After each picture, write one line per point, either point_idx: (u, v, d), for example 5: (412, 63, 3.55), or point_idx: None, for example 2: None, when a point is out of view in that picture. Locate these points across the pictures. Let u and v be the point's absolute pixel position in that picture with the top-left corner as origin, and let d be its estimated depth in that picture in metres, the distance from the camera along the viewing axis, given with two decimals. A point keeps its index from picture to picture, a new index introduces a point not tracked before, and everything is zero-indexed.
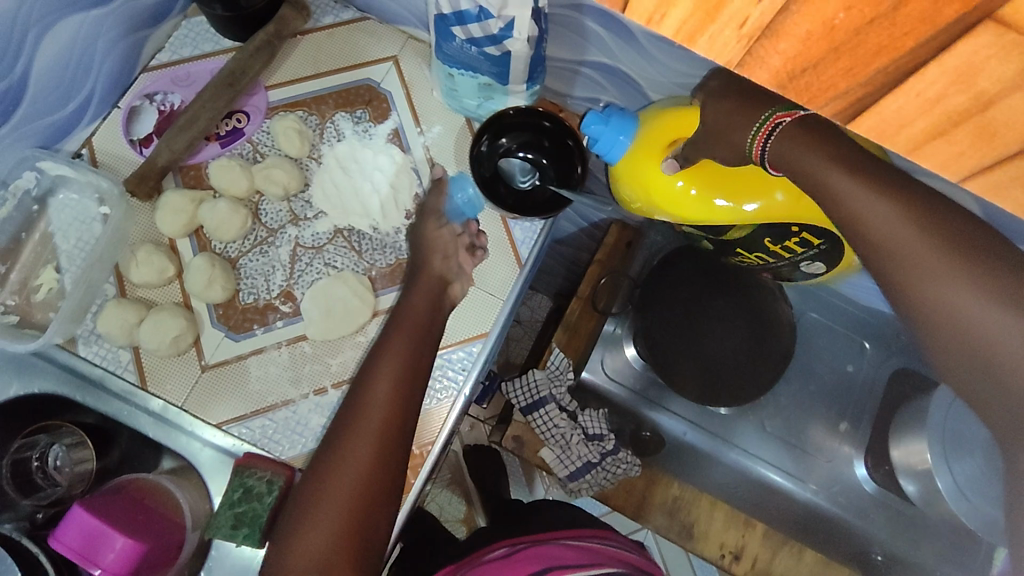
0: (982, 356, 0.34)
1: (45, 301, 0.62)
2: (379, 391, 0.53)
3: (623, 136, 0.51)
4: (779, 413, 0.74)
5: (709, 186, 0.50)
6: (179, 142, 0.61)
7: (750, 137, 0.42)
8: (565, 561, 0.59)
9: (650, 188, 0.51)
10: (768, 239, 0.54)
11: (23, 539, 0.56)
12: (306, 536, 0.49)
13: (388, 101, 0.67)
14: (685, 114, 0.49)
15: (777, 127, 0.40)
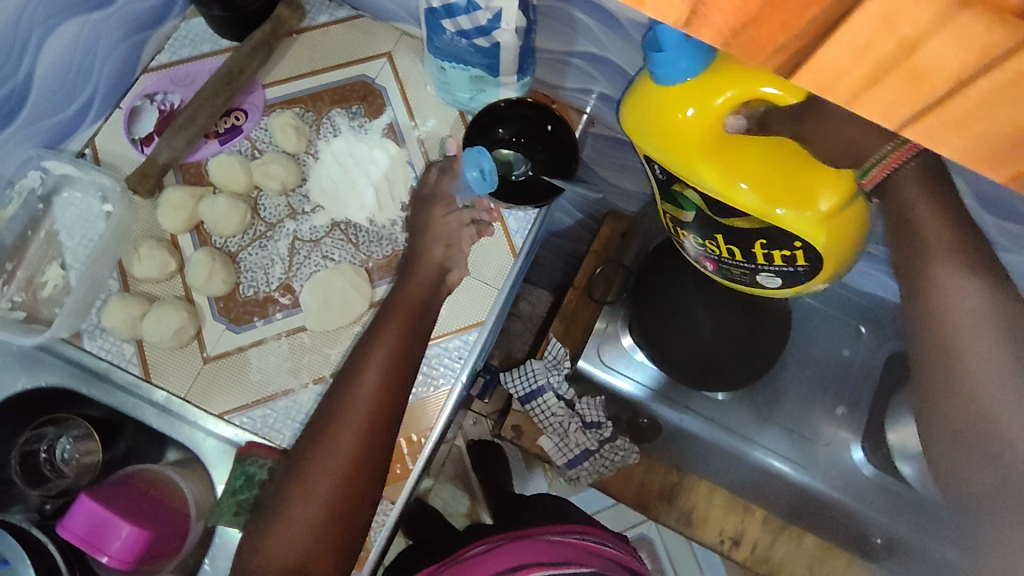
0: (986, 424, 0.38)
1: (50, 297, 0.63)
2: (365, 377, 0.55)
3: (697, 56, 0.38)
4: (776, 398, 0.74)
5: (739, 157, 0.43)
6: (179, 141, 0.63)
7: (886, 146, 0.34)
8: (538, 559, 0.61)
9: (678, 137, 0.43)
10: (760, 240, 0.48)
11: (32, 528, 0.58)
12: (288, 523, 0.51)
13: (382, 96, 0.69)
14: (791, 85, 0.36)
15: (904, 159, 0.35)
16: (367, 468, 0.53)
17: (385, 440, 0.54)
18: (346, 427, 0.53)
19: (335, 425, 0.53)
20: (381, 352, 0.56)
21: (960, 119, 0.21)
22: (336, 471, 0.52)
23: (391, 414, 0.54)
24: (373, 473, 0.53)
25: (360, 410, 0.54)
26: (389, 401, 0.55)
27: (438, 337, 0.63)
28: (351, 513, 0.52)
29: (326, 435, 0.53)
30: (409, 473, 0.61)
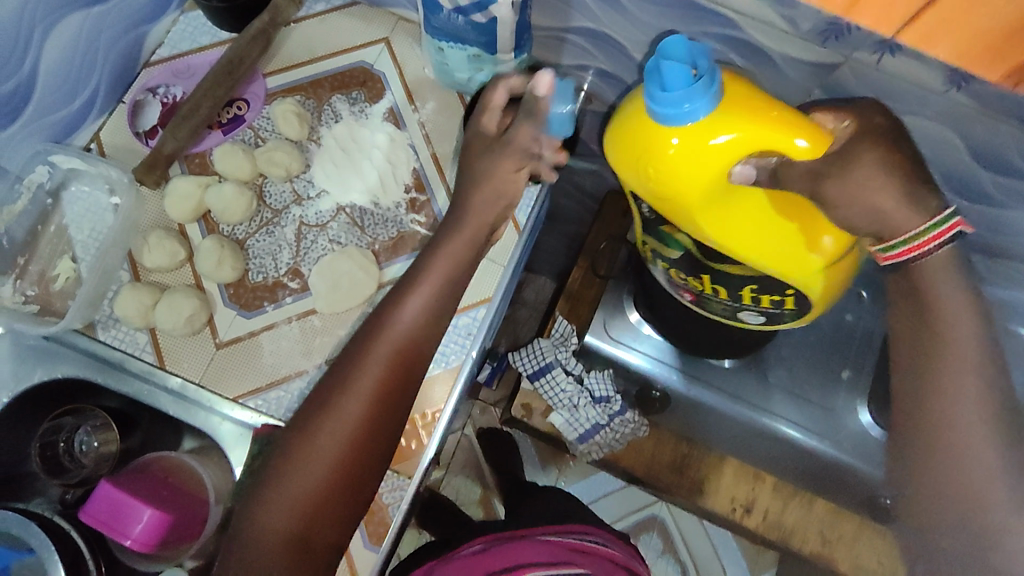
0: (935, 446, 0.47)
1: (63, 290, 0.63)
2: (377, 345, 0.55)
3: (705, 101, 0.43)
4: (783, 365, 0.75)
5: (737, 207, 0.49)
6: (183, 130, 0.64)
7: (930, 223, 0.42)
8: (532, 559, 0.63)
9: (688, 170, 0.47)
10: (751, 286, 0.56)
11: (55, 517, 0.60)
12: (290, 486, 0.52)
13: (382, 81, 0.69)
14: (807, 134, 0.43)
15: (931, 243, 0.43)
16: (373, 436, 0.54)
17: (393, 411, 0.55)
18: (356, 394, 0.54)
19: (342, 392, 0.54)
20: (394, 320, 0.55)
21: (933, 23, 0.40)
22: (342, 437, 0.53)
23: (402, 384, 0.55)
24: (378, 444, 0.54)
25: (370, 379, 0.54)
26: (401, 371, 0.55)
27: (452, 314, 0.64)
28: (353, 480, 0.53)
29: (332, 401, 0.53)
30: (425, 448, 0.62)
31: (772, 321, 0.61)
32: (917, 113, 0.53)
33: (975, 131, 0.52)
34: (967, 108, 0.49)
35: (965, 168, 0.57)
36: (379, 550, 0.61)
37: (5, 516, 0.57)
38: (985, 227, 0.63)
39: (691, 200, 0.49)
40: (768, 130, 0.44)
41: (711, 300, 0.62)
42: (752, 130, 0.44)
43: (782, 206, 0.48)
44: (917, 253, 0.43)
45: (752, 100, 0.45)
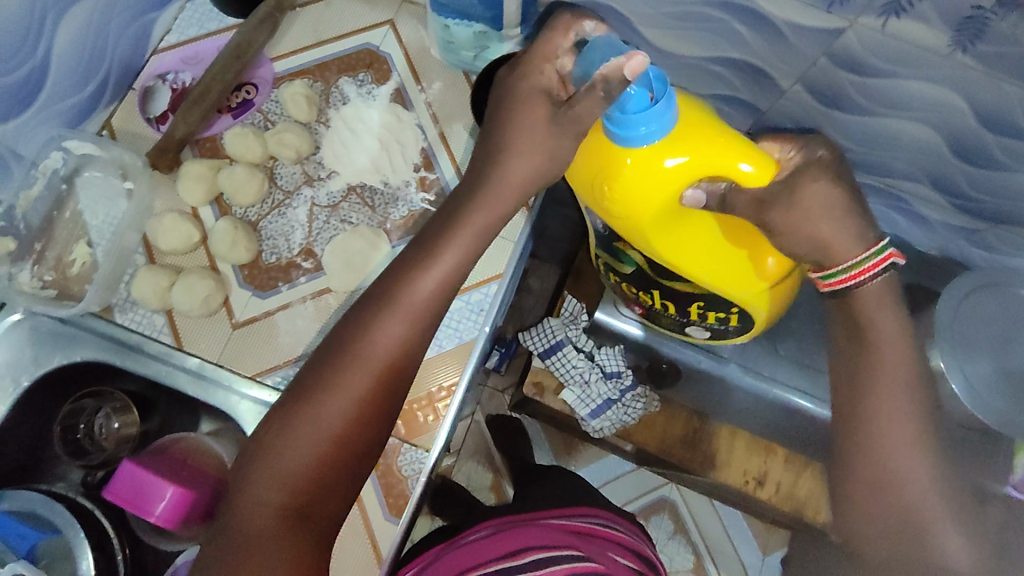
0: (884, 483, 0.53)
1: (79, 274, 0.64)
2: (385, 316, 0.53)
3: (663, 122, 0.44)
4: (792, 336, 0.72)
5: (686, 229, 0.52)
6: (194, 115, 0.64)
7: (872, 252, 0.48)
8: (530, 542, 0.62)
9: (642, 191, 0.47)
10: (699, 301, 0.61)
11: (79, 498, 0.61)
12: (286, 459, 0.50)
13: (388, 63, 0.70)
14: (756, 161, 0.45)
15: (871, 269, 0.49)
16: (372, 422, 0.52)
17: (394, 394, 0.53)
18: (357, 377, 0.52)
19: (346, 362, 0.52)
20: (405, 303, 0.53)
21: None
22: (338, 421, 0.51)
23: (408, 360, 0.54)
24: (378, 419, 0.53)
25: (375, 351, 0.52)
26: (403, 357, 0.53)
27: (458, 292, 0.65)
28: (345, 465, 0.52)
29: (335, 372, 0.52)
30: (440, 420, 0.64)
31: (718, 333, 0.67)
32: (924, 77, 0.52)
33: (981, 94, 0.51)
34: (974, 71, 0.49)
35: (971, 133, 0.56)
36: (399, 521, 0.63)
37: (32, 497, 0.58)
38: (994, 194, 0.62)
39: (645, 224, 0.50)
40: (722, 158, 0.45)
41: (661, 311, 0.67)
42: (708, 154, 0.45)
43: (727, 229, 0.52)
44: (857, 279, 0.49)
45: (704, 125, 0.46)
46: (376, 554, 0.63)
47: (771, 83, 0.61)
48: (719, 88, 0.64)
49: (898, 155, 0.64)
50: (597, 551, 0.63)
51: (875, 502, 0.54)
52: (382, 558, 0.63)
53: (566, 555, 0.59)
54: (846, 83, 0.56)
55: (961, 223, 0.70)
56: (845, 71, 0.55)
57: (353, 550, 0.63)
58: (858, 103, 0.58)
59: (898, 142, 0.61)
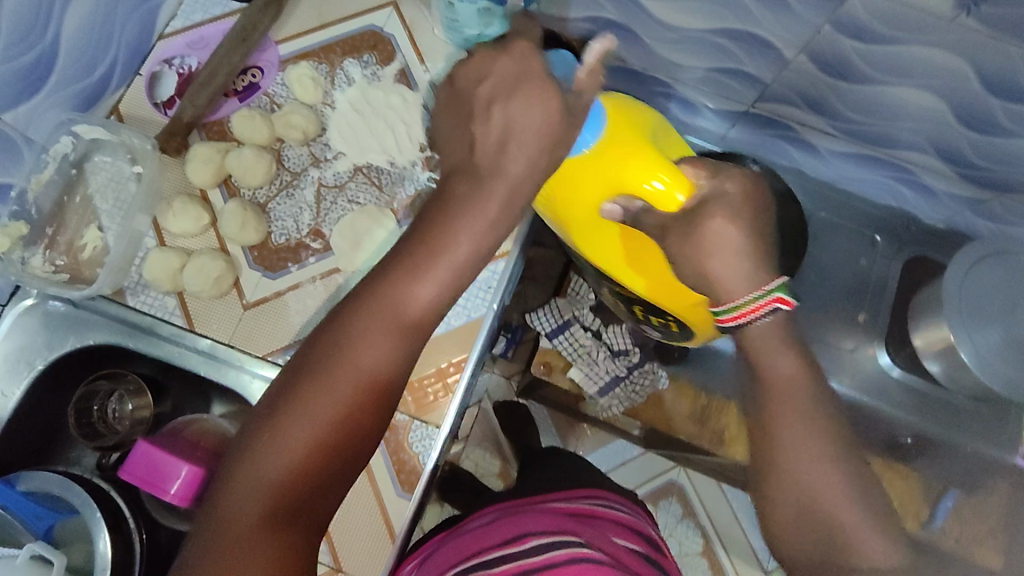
0: (808, 498, 0.47)
1: (91, 259, 0.65)
2: (397, 283, 0.43)
3: (597, 128, 0.46)
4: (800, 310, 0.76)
5: (604, 236, 0.52)
6: (201, 97, 0.65)
7: (752, 293, 0.47)
8: (535, 528, 0.52)
9: (570, 195, 0.49)
10: (636, 307, 0.60)
11: (95, 478, 0.62)
12: (269, 457, 0.39)
13: (392, 44, 0.70)
14: (673, 191, 0.45)
15: (759, 312, 0.47)
16: (367, 424, 0.42)
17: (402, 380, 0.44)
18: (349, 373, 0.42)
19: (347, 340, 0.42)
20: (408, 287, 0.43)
21: None
22: (329, 424, 0.40)
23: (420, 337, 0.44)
24: (383, 411, 0.43)
25: (383, 326, 0.42)
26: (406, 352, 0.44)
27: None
28: (330, 481, 0.41)
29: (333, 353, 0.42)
30: (451, 398, 0.64)
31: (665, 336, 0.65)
32: (930, 43, 0.52)
33: (986, 58, 0.51)
34: (978, 34, 0.49)
35: (976, 98, 0.56)
36: (411, 496, 0.63)
37: (50, 478, 0.59)
38: (1000, 161, 0.62)
39: (576, 221, 0.51)
40: (643, 181, 0.45)
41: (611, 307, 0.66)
42: (629, 170, 0.46)
43: (641, 250, 0.52)
44: (741, 320, 0.48)
45: (639, 146, 0.46)
46: (389, 530, 0.63)
47: (776, 54, 0.60)
48: (724, 61, 0.65)
49: (903, 124, 0.63)
50: (600, 537, 0.52)
51: (795, 515, 0.48)
52: (395, 534, 0.63)
53: (571, 539, 0.49)
54: (850, 51, 0.56)
55: (968, 194, 0.69)
56: (849, 39, 0.55)
57: (365, 528, 0.63)
58: (864, 71, 0.58)
59: (904, 111, 0.61)
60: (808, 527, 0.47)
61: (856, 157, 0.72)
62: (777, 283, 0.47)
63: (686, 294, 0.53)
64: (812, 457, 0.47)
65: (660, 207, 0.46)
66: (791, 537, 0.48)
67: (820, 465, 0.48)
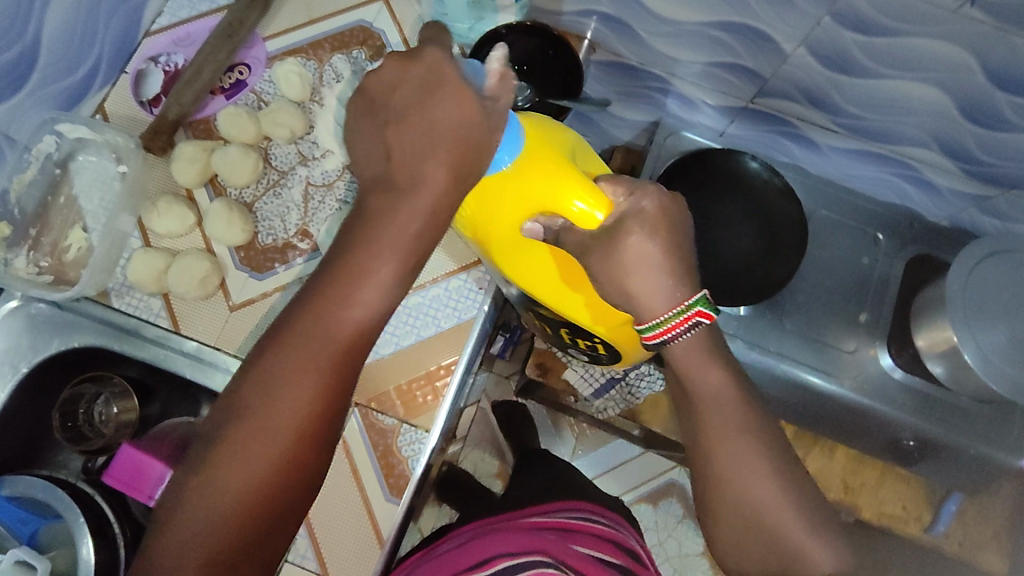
0: (753, 515, 0.46)
1: (75, 260, 0.64)
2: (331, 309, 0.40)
3: (508, 146, 0.42)
4: (799, 311, 0.73)
5: (528, 260, 0.48)
6: (187, 95, 0.64)
7: (674, 310, 0.43)
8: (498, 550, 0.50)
9: (490, 213, 0.45)
10: (564, 330, 0.54)
11: (80, 483, 0.60)
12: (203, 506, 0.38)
13: (382, 40, 0.69)
14: (591, 207, 0.42)
15: (683, 329, 0.44)
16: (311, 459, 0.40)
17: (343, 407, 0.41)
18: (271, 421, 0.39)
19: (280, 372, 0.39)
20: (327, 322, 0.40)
21: None
22: (257, 476, 0.38)
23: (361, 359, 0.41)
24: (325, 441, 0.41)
25: (318, 354, 0.40)
26: (335, 388, 0.41)
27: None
28: (271, 529, 0.40)
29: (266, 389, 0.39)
30: (441, 403, 0.63)
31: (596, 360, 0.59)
32: (934, 34, 0.50)
33: (991, 50, 0.49)
34: (983, 25, 0.47)
35: (981, 91, 0.54)
36: (399, 501, 0.62)
37: (33, 483, 0.57)
38: (1006, 156, 0.60)
39: (495, 239, 0.47)
40: (558, 196, 0.42)
41: (540, 332, 0.60)
42: (546, 189, 0.42)
43: (568, 272, 0.47)
44: (665, 338, 0.45)
45: (556, 161, 0.43)
46: (378, 536, 0.62)
47: (774, 48, 0.59)
48: (722, 55, 0.63)
49: (905, 119, 0.61)
50: (572, 552, 0.51)
51: (745, 532, 0.47)
52: (383, 540, 0.62)
53: (537, 561, 0.47)
54: (850, 43, 0.54)
55: (974, 190, 0.67)
56: (849, 31, 0.53)
57: (352, 534, 0.62)
58: (865, 65, 0.56)
59: (907, 105, 0.59)
60: (767, 542, 0.46)
61: (857, 153, 0.70)
62: (695, 296, 0.43)
63: (610, 316, 0.49)
64: (762, 470, 0.46)
65: (579, 223, 0.43)
66: (746, 550, 0.48)
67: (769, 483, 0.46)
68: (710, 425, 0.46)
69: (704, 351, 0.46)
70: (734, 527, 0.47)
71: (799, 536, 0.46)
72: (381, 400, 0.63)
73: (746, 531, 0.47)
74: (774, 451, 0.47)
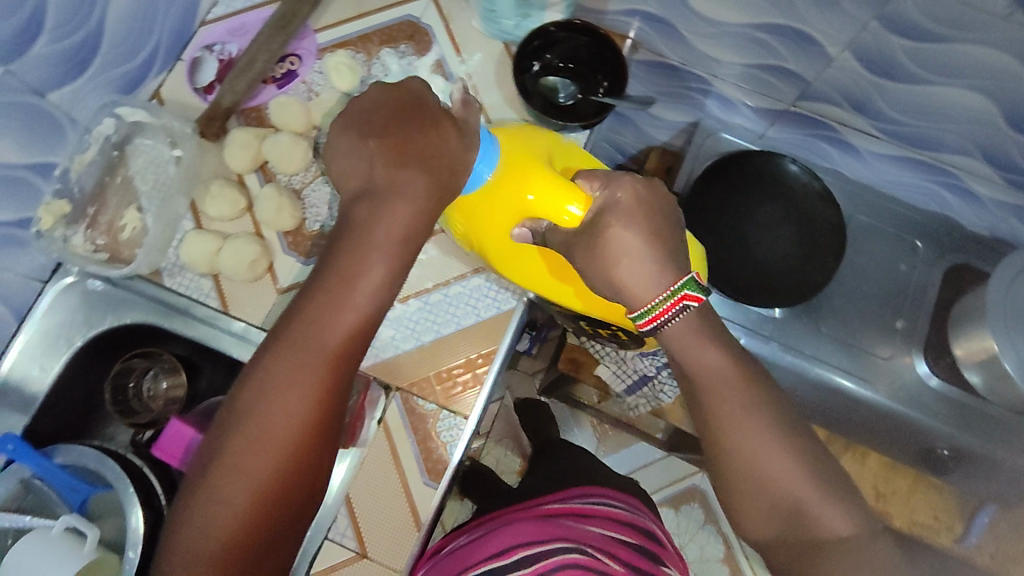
0: (774, 492, 0.46)
1: (130, 239, 0.66)
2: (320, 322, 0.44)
3: (484, 161, 0.44)
4: (836, 316, 0.74)
5: (535, 262, 0.50)
6: (240, 84, 0.65)
7: (660, 295, 0.44)
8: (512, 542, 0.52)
9: (485, 223, 0.48)
10: (583, 320, 0.56)
11: (129, 454, 0.61)
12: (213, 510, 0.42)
13: (429, 35, 0.70)
14: (571, 206, 0.44)
15: (671, 313, 0.45)
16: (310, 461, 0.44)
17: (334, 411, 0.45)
18: (279, 426, 0.43)
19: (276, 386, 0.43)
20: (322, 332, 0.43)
21: None
22: (260, 481, 0.42)
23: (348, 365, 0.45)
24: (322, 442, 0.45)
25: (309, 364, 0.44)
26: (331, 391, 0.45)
27: (407, 297, 0.65)
28: (284, 524, 0.44)
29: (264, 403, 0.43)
30: (479, 391, 0.65)
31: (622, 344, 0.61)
32: (985, 42, 0.50)
33: None
34: None
35: None
36: (437, 485, 0.64)
37: (86, 452, 0.59)
38: None
39: (497, 245, 0.49)
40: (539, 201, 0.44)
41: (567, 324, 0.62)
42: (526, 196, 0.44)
43: (557, 267, 0.50)
44: (658, 323, 0.45)
45: (534, 165, 0.44)
46: (414, 518, 0.64)
47: (817, 50, 0.59)
48: (765, 57, 0.63)
49: (947, 126, 0.61)
50: (597, 538, 0.52)
51: (765, 510, 0.46)
52: (420, 522, 0.64)
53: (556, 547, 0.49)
54: (897, 48, 0.55)
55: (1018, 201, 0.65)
56: (896, 36, 0.53)
57: (387, 517, 0.64)
58: (911, 70, 0.57)
59: (950, 112, 0.59)
60: (788, 518, 0.46)
61: (898, 159, 0.69)
62: (683, 280, 0.44)
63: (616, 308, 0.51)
64: (774, 445, 0.45)
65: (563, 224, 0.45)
66: (770, 530, 0.47)
67: (782, 455, 0.45)
68: (714, 404, 0.46)
69: (697, 334, 0.46)
70: (759, 507, 0.46)
71: (827, 509, 0.45)
72: (421, 385, 0.65)
73: (770, 511, 0.46)
74: (794, 429, 0.47)
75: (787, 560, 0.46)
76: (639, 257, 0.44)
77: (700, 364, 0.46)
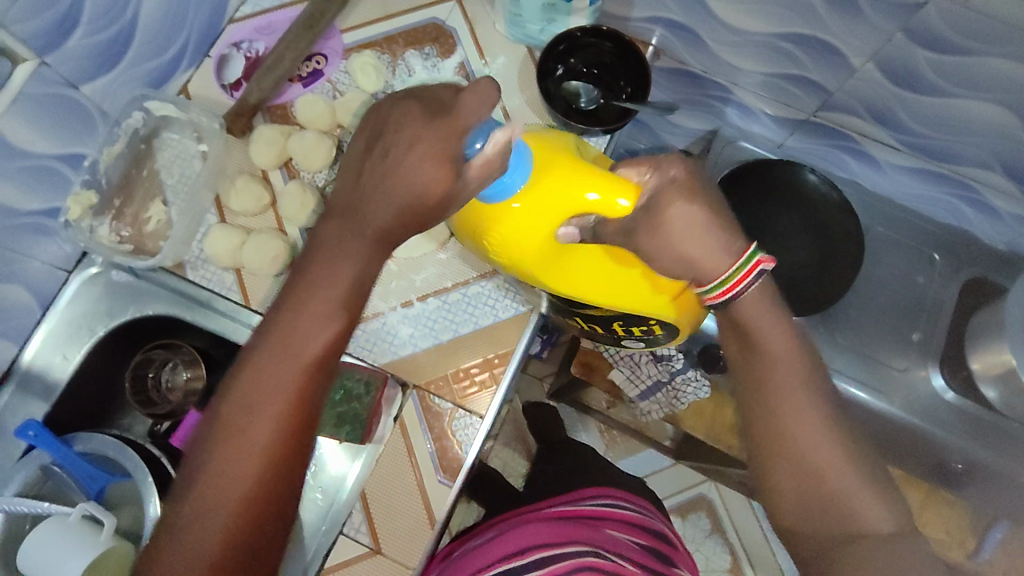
0: (814, 474, 0.46)
1: (154, 231, 0.67)
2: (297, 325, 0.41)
3: (518, 170, 0.43)
4: (852, 327, 0.75)
5: (579, 265, 0.49)
6: (267, 81, 0.66)
7: (734, 265, 0.45)
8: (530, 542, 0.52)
9: (522, 233, 0.46)
10: (620, 322, 0.56)
11: (148, 444, 0.62)
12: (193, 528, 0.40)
13: (454, 37, 0.71)
14: (625, 195, 0.43)
15: (745, 281, 0.46)
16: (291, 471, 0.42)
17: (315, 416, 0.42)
18: (257, 435, 0.41)
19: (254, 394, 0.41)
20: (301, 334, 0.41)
21: None
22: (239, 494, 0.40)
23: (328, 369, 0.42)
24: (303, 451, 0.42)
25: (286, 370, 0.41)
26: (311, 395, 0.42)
27: (426, 296, 0.66)
28: (268, 540, 0.42)
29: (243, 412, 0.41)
30: (496, 389, 0.65)
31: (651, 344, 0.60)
32: (1012, 56, 0.50)
33: None
34: None
35: None
36: (452, 484, 0.63)
37: (106, 441, 0.60)
38: None
39: (533, 255, 0.48)
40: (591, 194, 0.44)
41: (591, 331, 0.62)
42: (573, 193, 0.44)
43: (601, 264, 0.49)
44: (732, 293, 0.46)
45: (572, 163, 0.44)
46: (429, 516, 0.64)
47: (841, 60, 0.59)
48: (787, 66, 0.63)
49: (969, 140, 0.61)
50: (611, 542, 0.52)
51: (801, 491, 0.46)
52: (434, 520, 0.64)
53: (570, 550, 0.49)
54: (922, 61, 0.55)
55: None
56: (922, 49, 0.53)
57: (402, 515, 0.64)
58: (935, 82, 0.57)
59: (972, 125, 0.59)
60: (819, 502, 0.46)
61: (917, 172, 0.70)
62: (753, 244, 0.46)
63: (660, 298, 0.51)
64: (817, 428, 0.46)
65: (616, 214, 0.44)
66: (801, 516, 0.47)
67: (823, 440, 0.46)
68: (768, 377, 0.47)
69: (767, 305, 0.47)
70: (792, 488, 0.47)
71: (862, 499, 0.45)
72: (438, 384, 0.65)
73: (803, 497, 0.46)
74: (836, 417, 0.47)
75: (815, 546, 0.46)
76: (663, 258, 0.45)
77: (747, 342, 0.48)
